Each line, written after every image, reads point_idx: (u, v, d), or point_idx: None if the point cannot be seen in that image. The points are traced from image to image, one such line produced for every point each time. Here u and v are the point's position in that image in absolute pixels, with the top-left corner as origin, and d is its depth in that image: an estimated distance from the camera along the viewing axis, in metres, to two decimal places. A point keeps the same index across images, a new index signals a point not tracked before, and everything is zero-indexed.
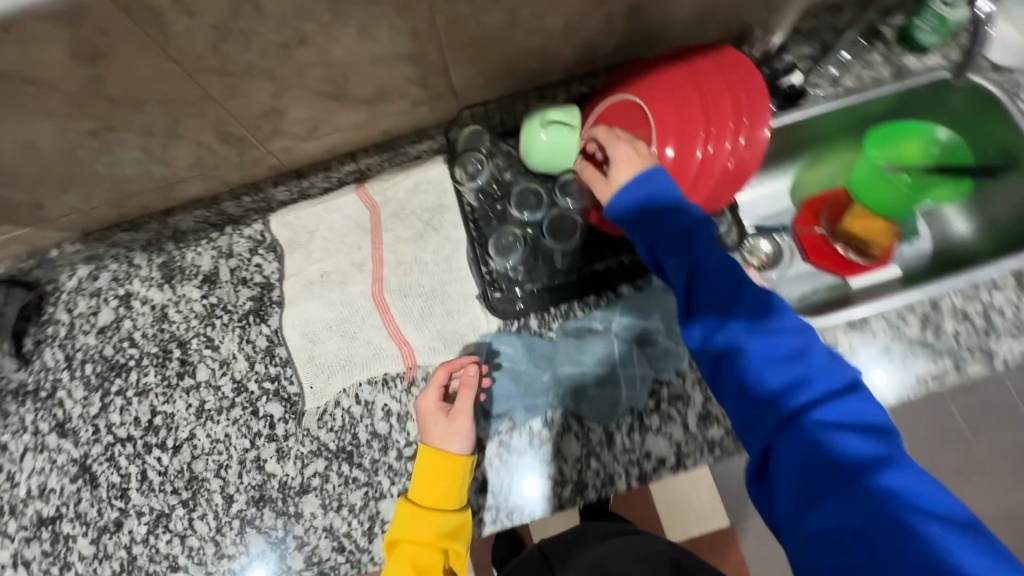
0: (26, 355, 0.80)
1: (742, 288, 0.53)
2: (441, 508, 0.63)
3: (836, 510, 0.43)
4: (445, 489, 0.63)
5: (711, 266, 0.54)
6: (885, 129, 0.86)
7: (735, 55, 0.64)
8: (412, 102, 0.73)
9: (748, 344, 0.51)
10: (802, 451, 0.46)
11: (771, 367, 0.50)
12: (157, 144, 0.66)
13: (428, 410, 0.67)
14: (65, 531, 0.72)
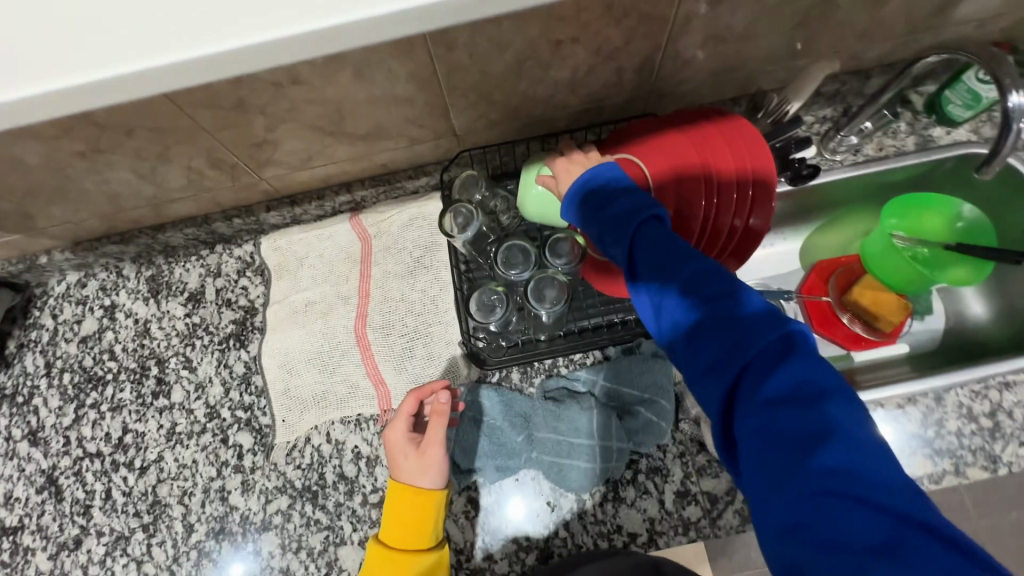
0: (8, 358, 0.80)
1: (681, 256, 0.47)
2: (412, 548, 0.61)
3: (792, 495, 0.36)
4: (417, 528, 0.61)
5: (650, 237, 0.50)
6: (908, 199, 0.82)
7: (743, 123, 0.61)
8: (410, 140, 0.71)
9: (689, 321, 0.45)
10: (750, 428, 0.39)
11: (714, 341, 0.43)
12: (147, 167, 0.65)
13: (396, 444, 0.65)
14: (25, 543, 0.71)
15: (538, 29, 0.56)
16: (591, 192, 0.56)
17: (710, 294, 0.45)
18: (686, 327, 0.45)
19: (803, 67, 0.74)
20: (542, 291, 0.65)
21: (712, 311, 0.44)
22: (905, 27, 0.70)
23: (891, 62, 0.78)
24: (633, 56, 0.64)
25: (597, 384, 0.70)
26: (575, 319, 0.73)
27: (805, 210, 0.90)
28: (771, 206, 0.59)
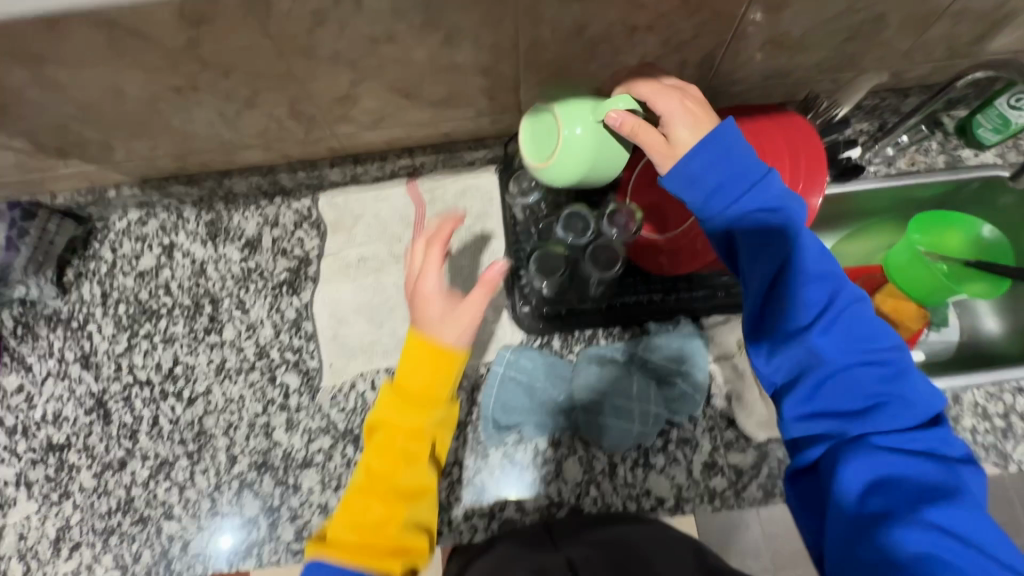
0: (67, 286, 0.82)
1: (839, 299, 0.51)
2: (432, 398, 0.55)
3: (895, 518, 0.45)
4: (435, 379, 0.55)
5: (809, 262, 0.52)
6: (932, 216, 0.86)
7: (798, 118, 0.65)
8: (478, 110, 0.75)
9: (829, 355, 0.51)
10: (864, 456, 0.47)
11: (852, 379, 0.50)
12: (233, 109, 0.69)
13: (428, 294, 0.57)
14: (71, 461, 0.74)
15: (619, 14, 0.60)
16: (743, 181, 0.52)
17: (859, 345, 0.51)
18: (824, 356, 0.51)
19: (847, 79, 0.79)
20: (603, 258, 0.66)
21: (855, 356, 0.50)
22: (947, 51, 0.75)
23: (928, 84, 0.83)
24: (696, 50, 0.69)
25: (636, 353, 0.74)
26: (619, 296, 0.74)
27: (834, 217, 0.94)
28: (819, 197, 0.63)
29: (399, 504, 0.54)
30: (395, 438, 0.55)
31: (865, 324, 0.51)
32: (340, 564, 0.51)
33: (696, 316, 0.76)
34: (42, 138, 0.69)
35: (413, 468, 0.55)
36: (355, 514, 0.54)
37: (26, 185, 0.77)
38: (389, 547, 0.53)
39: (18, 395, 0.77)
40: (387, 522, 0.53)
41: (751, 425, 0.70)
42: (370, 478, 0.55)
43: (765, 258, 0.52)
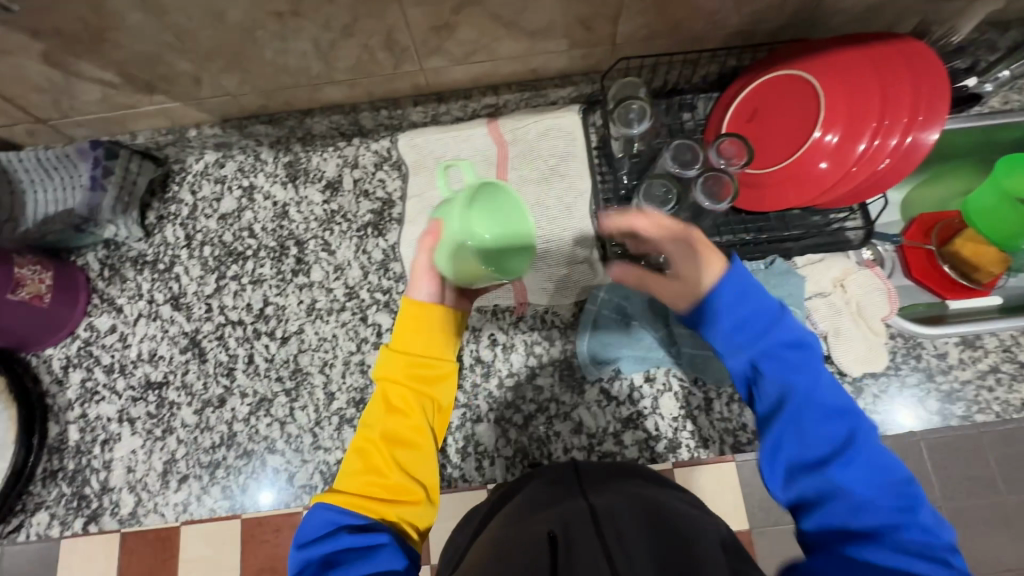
0: (149, 228, 0.83)
1: (850, 421, 0.47)
2: (429, 356, 0.57)
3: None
4: (424, 337, 0.56)
5: (820, 391, 0.48)
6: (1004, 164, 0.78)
7: (920, 46, 0.64)
8: (570, 43, 0.71)
9: (847, 482, 0.44)
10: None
11: (871, 513, 0.43)
12: (328, 39, 0.66)
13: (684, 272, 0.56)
14: (170, 398, 0.75)
15: None
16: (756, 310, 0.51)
17: (869, 466, 0.45)
18: (842, 485, 0.44)
19: (952, 13, 0.73)
20: (712, 189, 0.64)
21: (878, 486, 0.44)
22: None
23: None
24: None
25: None
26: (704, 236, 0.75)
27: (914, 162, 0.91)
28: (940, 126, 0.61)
29: (387, 452, 0.54)
30: (393, 391, 0.55)
31: (882, 455, 0.45)
32: (338, 506, 0.50)
33: (788, 256, 0.75)
34: (133, 71, 0.67)
35: (408, 420, 0.55)
36: (353, 464, 0.54)
37: (109, 123, 0.76)
38: (385, 490, 0.52)
39: (112, 335, 0.78)
40: (379, 467, 0.53)
41: (848, 360, 0.72)
42: (366, 431, 0.55)
43: (773, 381, 0.49)
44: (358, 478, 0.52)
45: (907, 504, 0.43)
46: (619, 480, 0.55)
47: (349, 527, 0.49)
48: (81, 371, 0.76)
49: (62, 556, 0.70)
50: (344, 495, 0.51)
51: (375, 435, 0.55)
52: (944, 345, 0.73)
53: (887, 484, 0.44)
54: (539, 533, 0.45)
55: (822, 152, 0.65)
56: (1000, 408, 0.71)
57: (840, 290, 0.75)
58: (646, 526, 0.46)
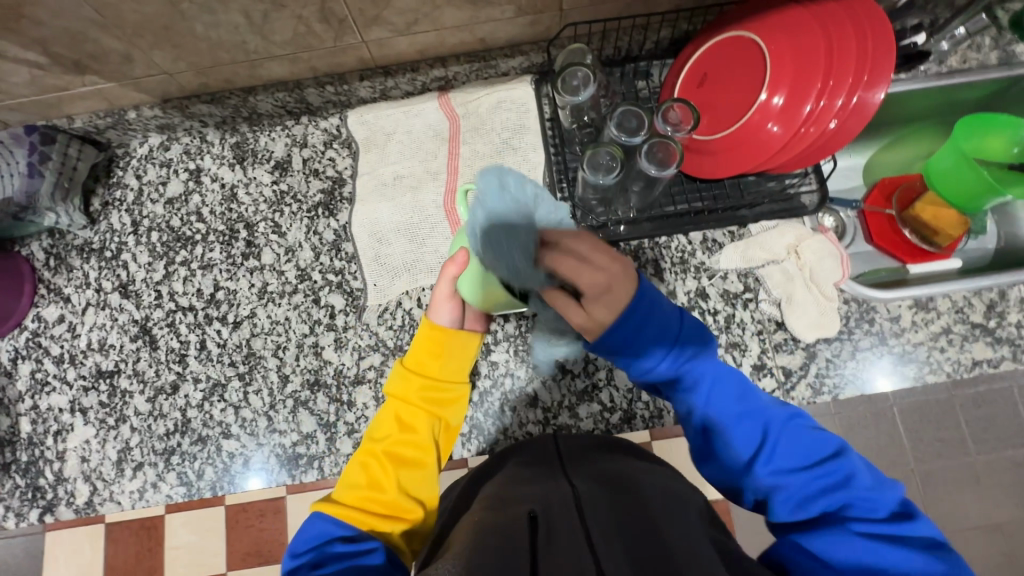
0: (94, 215, 0.80)
1: (770, 417, 0.55)
2: (437, 382, 0.62)
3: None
4: (438, 361, 0.62)
5: (743, 397, 0.56)
6: (973, 120, 0.79)
7: (869, 4, 0.62)
8: (516, 10, 0.69)
9: (778, 472, 0.51)
10: (829, 556, 0.44)
11: (809, 491, 0.49)
12: (260, 11, 0.63)
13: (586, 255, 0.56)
14: (122, 386, 0.74)
15: None
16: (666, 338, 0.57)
17: (800, 451, 0.52)
18: (778, 472, 0.51)
19: None
20: (658, 156, 0.64)
21: (804, 469, 0.51)
22: None
23: None
24: None
25: (691, 259, 0.76)
26: (658, 206, 0.75)
27: (875, 126, 0.89)
28: (885, 85, 0.60)
29: (390, 469, 0.57)
30: (399, 410, 0.60)
31: (807, 438, 0.53)
32: (332, 518, 0.53)
33: (743, 224, 0.75)
34: (58, 49, 0.64)
35: (411, 440, 0.59)
36: (355, 477, 0.57)
37: (43, 107, 0.73)
38: (382, 505, 0.55)
39: (61, 325, 0.76)
40: (380, 482, 0.56)
41: (802, 326, 0.72)
42: (372, 445, 0.59)
43: (703, 401, 0.56)
44: (359, 492, 0.56)
45: (843, 474, 0.50)
46: (595, 460, 0.59)
47: (342, 537, 0.52)
48: (30, 363, 0.75)
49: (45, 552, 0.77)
50: (339, 506, 0.54)
51: (380, 450, 0.59)
52: (897, 309, 0.74)
53: (813, 466, 0.51)
54: (521, 513, 0.48)
55: (770, 114, 0.65)
56: (951, 368, 0.71)
57: (795, 257, 0.74)
58: (621, 512, 0.48)
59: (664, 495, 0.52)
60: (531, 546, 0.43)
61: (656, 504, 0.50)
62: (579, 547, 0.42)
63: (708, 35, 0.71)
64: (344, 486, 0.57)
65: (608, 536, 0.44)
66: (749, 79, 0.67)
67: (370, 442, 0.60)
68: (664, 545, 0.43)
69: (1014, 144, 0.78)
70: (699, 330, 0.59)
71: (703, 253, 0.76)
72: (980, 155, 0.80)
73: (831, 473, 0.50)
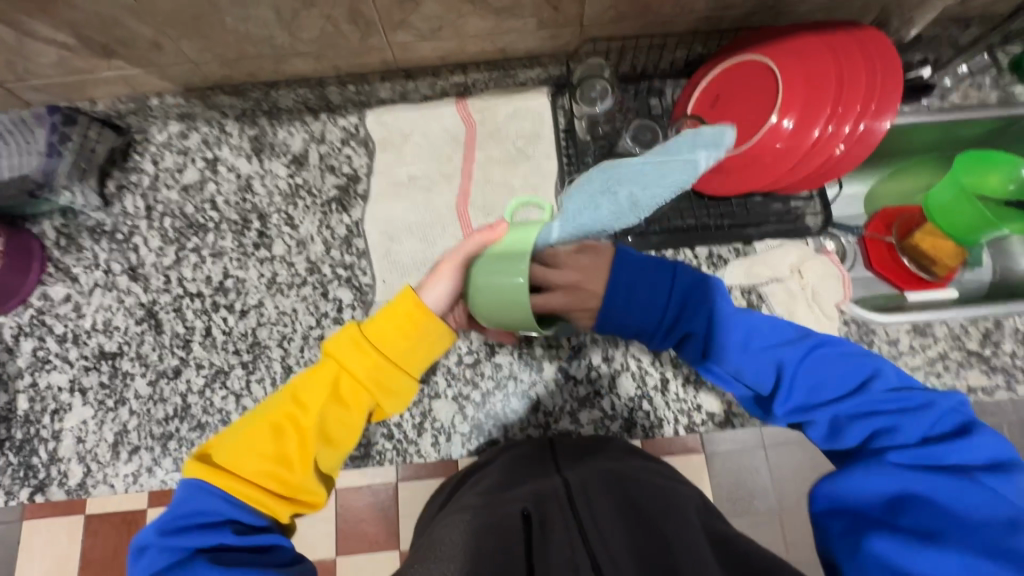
0: (108, 197, 0.81)
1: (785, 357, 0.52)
2: (388, 357, 0.52)
3: (930, 551, 0.40)
4: (399, 340, 0.52)
5: (759, 332, 0.54)
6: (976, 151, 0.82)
7: (878, 37, 0.65)
8: (538, 23, 0.71)
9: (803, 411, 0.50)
10: (862, 498, 0.44)
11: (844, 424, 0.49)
12: (290, 8, 0.64)
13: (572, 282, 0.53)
14: (124, 368, 0.74)
15: None
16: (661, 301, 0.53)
17: (819, 388, 0.50)
18: (806, 407, 0.50)
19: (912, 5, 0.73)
20: None
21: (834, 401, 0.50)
22: None
23: (992, 15, 0.79)
24: None
25: (697, 273, 0.77)
26: (667, 219, 0.77)
27: (879, 155, 0.91)
28: (890, 115, 0.63)
29: (312, 448, 0.50)
30: (341, 381, 0.52)
31: (831, 369, 0.51)
32: (225, 491, 0.48)
33: (749, 242, 0.77)
34: (88, 33, 0.65)
35: (341, 420, 0.52)
36: (261, 444, 0.49)
37: (66, 88, 0.74)
38: (282, 484, 0.49)
39: (66, 304, 0.77)
40: (293, 459, 0.49)
41: None
42: (294, 410, 0.51)
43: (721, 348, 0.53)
44: (260, 462, 0.49)
45: (870, 395, 0.49)
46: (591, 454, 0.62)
47: (237, 525, 0.47)
48: (32, 340, 0.75)
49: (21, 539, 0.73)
50: (234, 479, 0.48)
51: (303, 421, 0.51)
52: (895, 332, 0.75)
53: (844, 395, 0.50)
54: (514, 511, 0.50)
55: (780, 137, 0.67)
56: (947, 394, 0.73)
57: (797, 276, 0.76)
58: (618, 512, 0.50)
59: (656, 494, 0.54)
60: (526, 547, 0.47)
61: (648, 500, 0.53)
62: (576, 547, 0.46)
63: (721, 56, 0.73)
64: (246, 453, 0.49)
65: (602, 533, 0.47)
66: (761, 101, 0.69)
67: (292, 405, 0.52)
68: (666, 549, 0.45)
69: (1012, 181, 0.79)
70: (699, 282, 0.54)
71: (708, 268, 0.77)
72: (977, 192, 0.81)
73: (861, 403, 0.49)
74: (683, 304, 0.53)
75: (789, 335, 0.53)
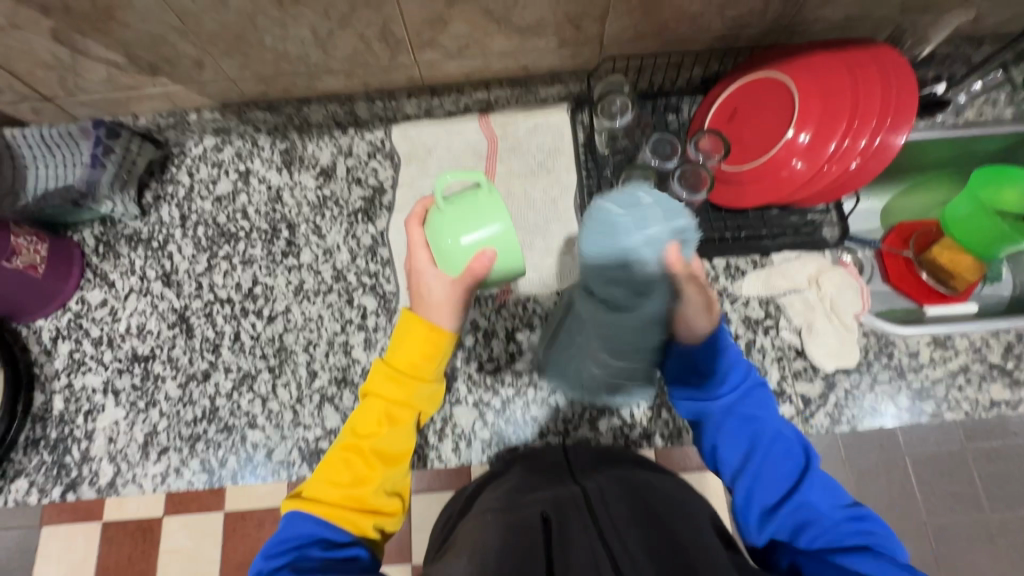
0: (145, 207, 0.85)
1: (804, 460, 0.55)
2: (419, 374, 0.54)
3: None
4: (426, 358, 0.53)
5: (782, 437, 0.57)
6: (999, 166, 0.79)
7: (892, 55, 0.67)
8: (560, 42, 0.73)
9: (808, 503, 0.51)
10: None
11: (835, 527, 0.48)
12: (326, 28, 0.68)
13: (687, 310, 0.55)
14: (155, 371, 0.76)
15: None
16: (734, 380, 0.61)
17: (824, 493, 0.52)
18: (811, 503, 0.51)
19: (926, 23, 0.75)
20: (690, 180, 0.68)
21: (838, 506, 0.51)
22: None
23: (1004, 33, 0.80)
24: None
25: (715, 284, 0.78)
26: None
27: (894, 170, 0.92)
28: (906, 130, 0.64)
29: (373, 466, 0.52)
30: (382, 407, 0.53)
31: (829, 486, 0.53)
32: (316, 517, 0.50)
33: (766, 253, 0.78)
34: (137, 51, 0.69)
35: (391, 434, 0.53)
36: (335, 473, 0.52)
37: (112, 103, 0.78)
38: (360, 503, 0.51)
39: (102, 308, 0.80)
40: (359, 480, 0.52)
41: (820, 355, 0.74)
42: (353, 441, 0.53)
43: (747, 433, 0.58)
44: (335, 489, 0.51)
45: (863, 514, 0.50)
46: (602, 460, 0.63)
47: (328, 542, 0.49)
48: (69, 343, 0.78)
49: (43, 543, 0.73)
50: (322, 507, 0.50)
51: (363, 446, 0.53)
52: (915, 344, 0.75)
53: (847, 506, 0.51)
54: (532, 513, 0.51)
55: (796, 150, 0.68)
56: (969, 407, 0.74)
57: (815, 288, 0.76)
58: (633, 511, 0.51)
59: (670, 501, 0.54)
60: (545, 550, 0.47)
61: (664, 507, 0.53)
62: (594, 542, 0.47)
63: (738, 74, 0.76)
64: (326, 484, 0.52)
65: (621, 534, 0.48)
66: (777, 116, 0.71)
67: (351, 437, 0.54)
68: (678, 545, 0.47)
69: None
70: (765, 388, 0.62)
71: (725, 279, 0.78)
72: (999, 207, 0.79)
73: (857, 517, 0.49)
74: (741, 397, 0.60)
75: (804, 452, 0.56)
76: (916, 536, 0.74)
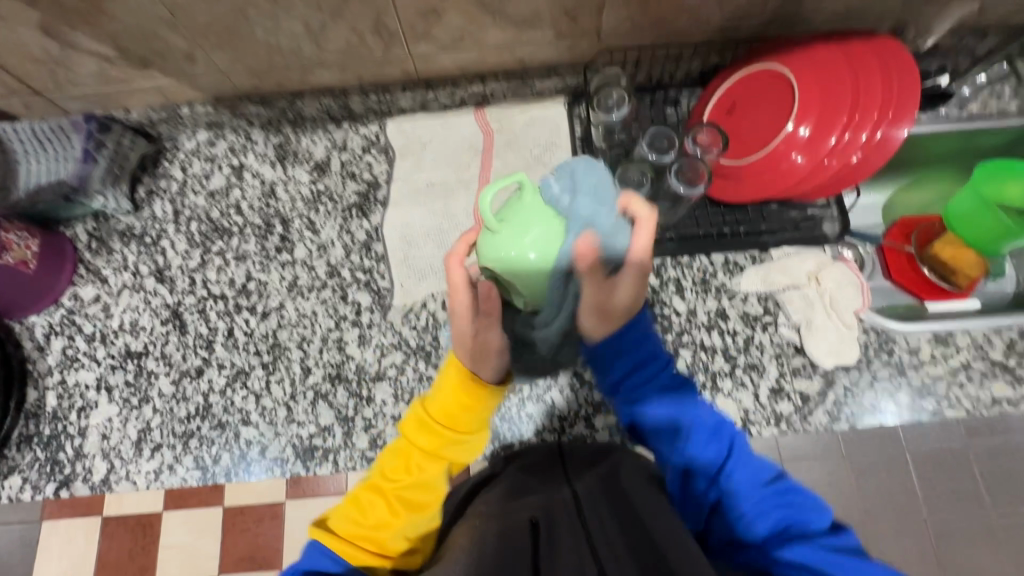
0: (138, 202, 0.84)
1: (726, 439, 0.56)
2: (453, 426, 0.55)
3: None
4: (463, 412, 0.55)
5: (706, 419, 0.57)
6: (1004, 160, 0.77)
7: (894, 46, 0.66)
8: (556, 34, 0.72)
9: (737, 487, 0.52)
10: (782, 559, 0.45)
11: (761, 509, 0.50)
12: (318, 21, 0.67)
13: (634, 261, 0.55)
14: (149, 367, 0.76)
15: None
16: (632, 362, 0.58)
17: (749, 473, 0.53)
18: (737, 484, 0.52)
19: (930, 15, 0.73)
20: (687, 175, 0.66)
21: (761, 486, 0.52)
22: None
23: (1010, 25, 0.78)
24: None
25: (713, 279, 0.78)
26: (683, 227, 0.77)
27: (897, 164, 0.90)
28: (907, 123, 0.63)
29: (398, 512, 0.53)
30: (415, 455, 0.55)
31: (755, 464, 0.54)
32: (334, 553, 0.50)
33: (765, 249, 0.77)
34: (126, 44, 0.68)
35: (421, 483, 0.54)
36: (360, 512, 0.53)
37: (103, 98, 0.77)
38: (380, 546, 0.51)
39: (95, 304, 0.79)
40: (385, 525, 0.52)
41: (821, 352, 0.73)
42: (382, 483, 0.55)
43: (673, 419, 0.57)
44: (360, 526, 0.52)
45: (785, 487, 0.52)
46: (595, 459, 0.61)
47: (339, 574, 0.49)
48: (62, 339, 0.77)
49: (42, 537, 0.72)
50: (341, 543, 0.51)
51: (390, 490, 0.54)
52: (916, 341, 0.74)
53: (767, 483, 0.52)
54: (521, 518, 0.51)
55: (796, 144, 0.67)
56: (970, 404, 0.73)
57: (814, 284, 0.75)
58: (618, 512, 0.50)
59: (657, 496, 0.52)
60: (532, 555, 0.46)
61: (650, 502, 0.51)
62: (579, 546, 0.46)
63: (737, 66, 0.74)
64: (349, 520, 0.53)
65: (603, 534, 0.47)
66: (776, 109, 0.70)
67: (381, 478, 0.55)
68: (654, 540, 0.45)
69: None
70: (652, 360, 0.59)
71: (724, 275, 0.78)
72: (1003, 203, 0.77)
73: (777, 491, 0.51)
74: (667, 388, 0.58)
75: (729, 435, 0.56)
76: (916, 534, 0.73)
